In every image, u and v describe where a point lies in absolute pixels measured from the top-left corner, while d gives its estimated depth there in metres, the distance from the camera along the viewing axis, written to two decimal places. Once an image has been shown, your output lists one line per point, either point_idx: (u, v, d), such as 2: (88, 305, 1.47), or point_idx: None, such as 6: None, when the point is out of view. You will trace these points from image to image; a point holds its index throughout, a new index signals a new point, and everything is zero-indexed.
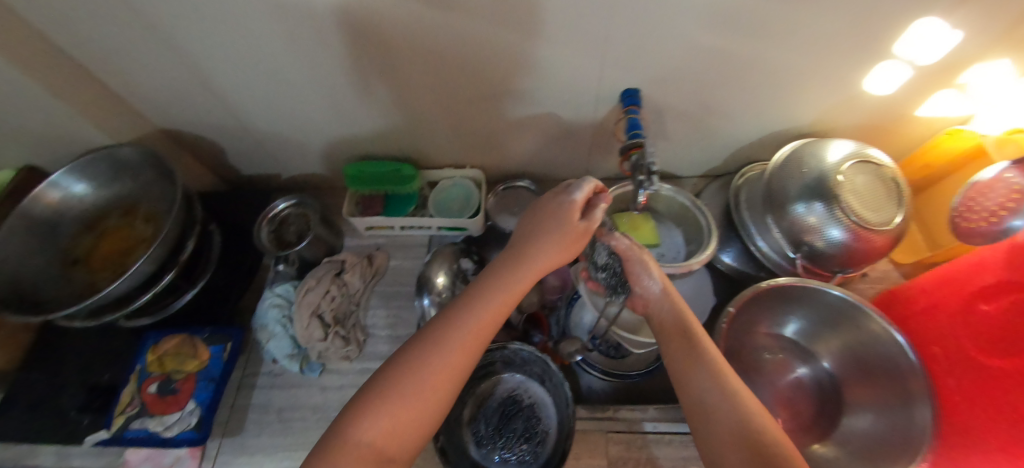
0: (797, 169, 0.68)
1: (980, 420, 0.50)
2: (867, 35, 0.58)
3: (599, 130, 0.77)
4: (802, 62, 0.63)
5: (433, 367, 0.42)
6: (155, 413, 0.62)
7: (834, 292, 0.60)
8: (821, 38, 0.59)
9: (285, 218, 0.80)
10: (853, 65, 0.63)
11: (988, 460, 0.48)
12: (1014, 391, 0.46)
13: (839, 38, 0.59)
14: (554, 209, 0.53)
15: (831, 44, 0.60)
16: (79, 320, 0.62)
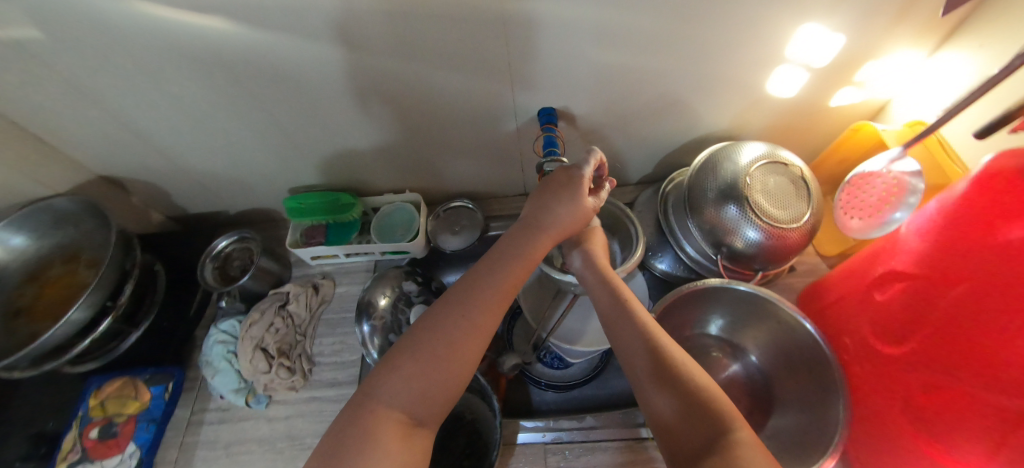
0: (712, 172, 0.71)
1: (895, 410, 0.50)
2: (756, 43, 0.61)
3: (526, 147, 0.79)
4: (704, 70, 0.65)
5: (452, 345, 0.45)
6: (96, 458, 0.63)
7: (740, 287, 0.62)
8: (716, 48, 0.62)
9: (229, 254, 0.82)
10: (751, 70, 0.66)
11: (898, 446, 0.50)
12: (911, 376, 0.48)
13: (731, 46, 0.62)
14: (548, 190, 0.57)
15: (724, 53, 0.63)
16: (18, 370, 0.63)
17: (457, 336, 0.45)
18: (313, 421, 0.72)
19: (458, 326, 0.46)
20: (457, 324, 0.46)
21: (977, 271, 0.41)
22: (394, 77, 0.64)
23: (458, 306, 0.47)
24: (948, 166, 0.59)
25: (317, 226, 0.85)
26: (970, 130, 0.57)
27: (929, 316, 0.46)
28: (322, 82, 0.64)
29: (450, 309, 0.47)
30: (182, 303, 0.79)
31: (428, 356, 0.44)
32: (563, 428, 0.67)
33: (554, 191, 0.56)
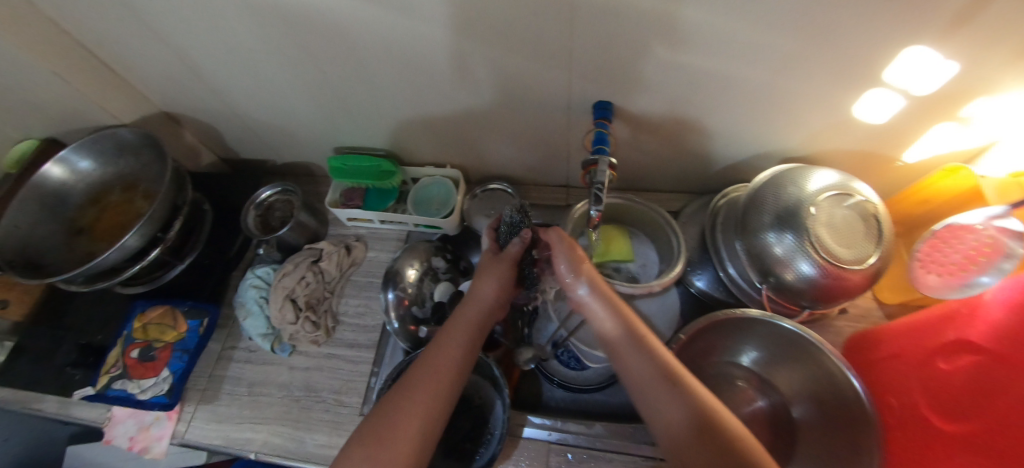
0: (774, 195, 0.65)
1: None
2: (851, 60, 0.55)
3: (574, 139, 0.76)
4: (784, 83, 0.60)
5: (402, 417, 0.48)
6: (134, 377, 0.68)
7: (784, 324, 0.58)
8: (801, 61, 0.56)
9: (271, 204, 0.84)
10: (838, 89, 0.59)
11: None
12: (959, 459, 0.43)
13: (820, 61, 0.56)
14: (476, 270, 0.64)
15: (811, 66, 0.57)
16: (75, 285, 0.68)
17: (406, 411, 0.49)
18: (330, 376, 0.75)
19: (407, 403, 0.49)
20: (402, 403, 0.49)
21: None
22: (448, 51, 0.61)
23: (404, 389, 0.51)
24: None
25: (356, 189, 0.86)
26: None
27: (994, 398, 0.41)
28: (377, 48, 0.62)
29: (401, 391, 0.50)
30: (222, 243, 0.82)
31: (385, 437, 0.47)
32: (568, 430, 0.67)
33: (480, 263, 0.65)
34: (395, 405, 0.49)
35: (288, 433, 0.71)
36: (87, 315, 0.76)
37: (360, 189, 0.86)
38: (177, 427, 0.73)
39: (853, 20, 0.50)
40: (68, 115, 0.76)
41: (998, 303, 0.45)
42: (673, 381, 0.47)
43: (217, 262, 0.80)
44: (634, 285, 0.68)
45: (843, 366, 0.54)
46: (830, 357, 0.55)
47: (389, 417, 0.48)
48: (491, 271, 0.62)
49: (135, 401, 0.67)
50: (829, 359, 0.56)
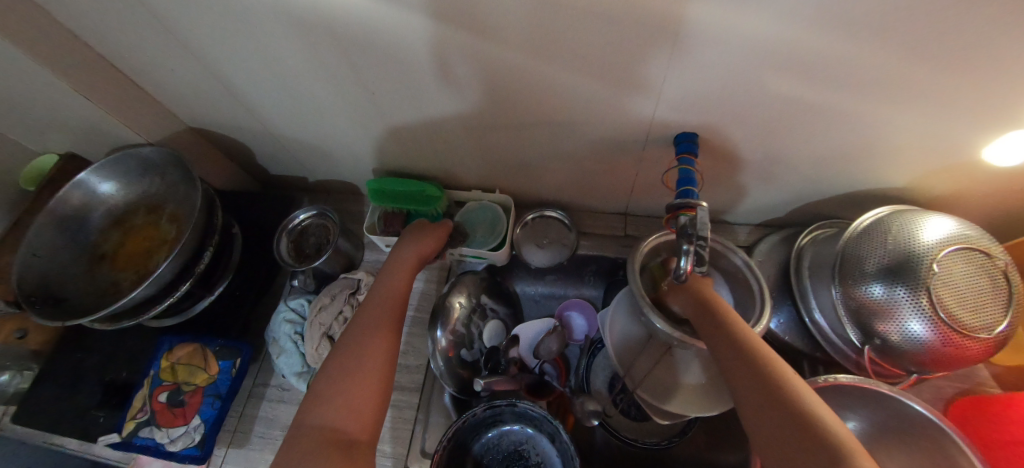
0: (881, 244, 0.58)
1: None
2: (992, 98, 0.47)
3: (643, 169, 0.69)
4: (908, 122, 0.52)
5: (357, 375, 0.51)
6: (162, 424, 0.63)
7: (916, 406, 0.51)
8: (931, 100, 0.48)
9: (305, 229, 0.78)
10: (965, 127, 0.52)
11: None
12: None
13: (955, 99, 0.48)
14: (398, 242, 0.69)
15: (941, 105, 0.49)
16: (98, 323, 0.62)
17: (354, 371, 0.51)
18: None
19: (356, 360, 0.52)
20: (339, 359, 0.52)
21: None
22: (515, 78, 0.54)
23: (351, 346, 0.54)
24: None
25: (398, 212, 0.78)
26: None
27: None
28: (435, 69, 0.55)
29: (344, 350, 0.53)
30: (254, 269, 0.76)
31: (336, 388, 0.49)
32: None
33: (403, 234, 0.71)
34: (350, 361, 0.52)
35: None
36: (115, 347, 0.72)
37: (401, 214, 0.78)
38: None
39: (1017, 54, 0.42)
40: (89, 132, 0.70)
41: None
42: (764, 378, 0.41)
43: (249, 291, 0.74)
44: None
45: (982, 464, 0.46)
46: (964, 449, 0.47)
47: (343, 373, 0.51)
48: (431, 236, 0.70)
49: (164, 452, 0.62)
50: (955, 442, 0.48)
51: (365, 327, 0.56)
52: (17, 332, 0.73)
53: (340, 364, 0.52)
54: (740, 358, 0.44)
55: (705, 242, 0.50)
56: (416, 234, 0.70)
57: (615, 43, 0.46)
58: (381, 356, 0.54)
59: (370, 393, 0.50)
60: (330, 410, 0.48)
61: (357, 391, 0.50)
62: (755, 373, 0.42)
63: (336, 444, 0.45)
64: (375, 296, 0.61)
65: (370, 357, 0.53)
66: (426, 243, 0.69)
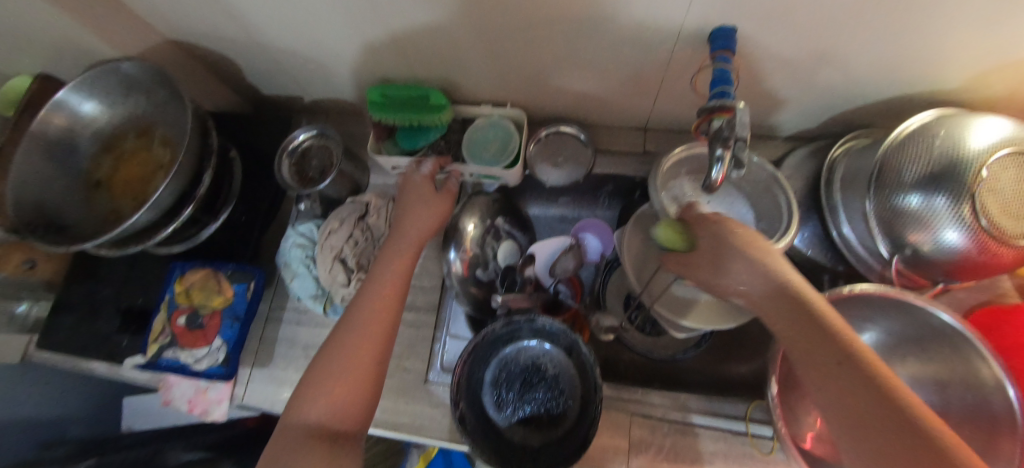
0: (924, 150, 0.54)
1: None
2: None
3: (671, 74, 0.62)
4: (989, 7, 0.45)
5: (347, 366, 0.50)
6: (185, 345, 0.63)
7: (943, 316, 0.49)
8: None
9: (306, 151, 0.73)
10: None
11: None
12: None
13: None
14: (403, 215, 0.65)
15: None
16: (105, 249, 0.60)
17: (346, 345, 0.52)
18: None
19: (349, 335, 0.52)
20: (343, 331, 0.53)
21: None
22: None
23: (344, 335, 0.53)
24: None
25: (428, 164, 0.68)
26: None
27: None
28: None
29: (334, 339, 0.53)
30: (258, 195, 0.73)
31: (329, 367, 0.50)
32: (652, 401, 0.63)
33: (405, 196, 0.67)
34: (329, 362, 0.51)
35: None
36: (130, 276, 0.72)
37: (432, 168, 0.68)
38: (236, 390, 0.70)
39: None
40: (56, 37, 0.63)
41: None
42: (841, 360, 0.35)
43: (256, 216, 0.73)
44: None
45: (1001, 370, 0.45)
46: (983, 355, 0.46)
47: (341, 352, 0.51)
48: (434, 210, 0.66)
49: (190, 371, 0.63)
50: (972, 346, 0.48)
51: (362, 315, 0.54)
52: (24, 262, 0.71)
53: (340, 340, 0.52)
54: (810, 336, 0.37)
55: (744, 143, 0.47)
56: (422, 209, 0.65)
57: None
58: (378, 325, 0.54)
59: (355, 396, 0.50)
60: (308, 411, 0.48)
61: (343, 388, 0.49)
62: (827, 353, 0.36)
63: (323, 441, 0.46)
64: (381, 272, 0.58)
65: (363, 330, 0.53)
66: (432, 217, 0.65)
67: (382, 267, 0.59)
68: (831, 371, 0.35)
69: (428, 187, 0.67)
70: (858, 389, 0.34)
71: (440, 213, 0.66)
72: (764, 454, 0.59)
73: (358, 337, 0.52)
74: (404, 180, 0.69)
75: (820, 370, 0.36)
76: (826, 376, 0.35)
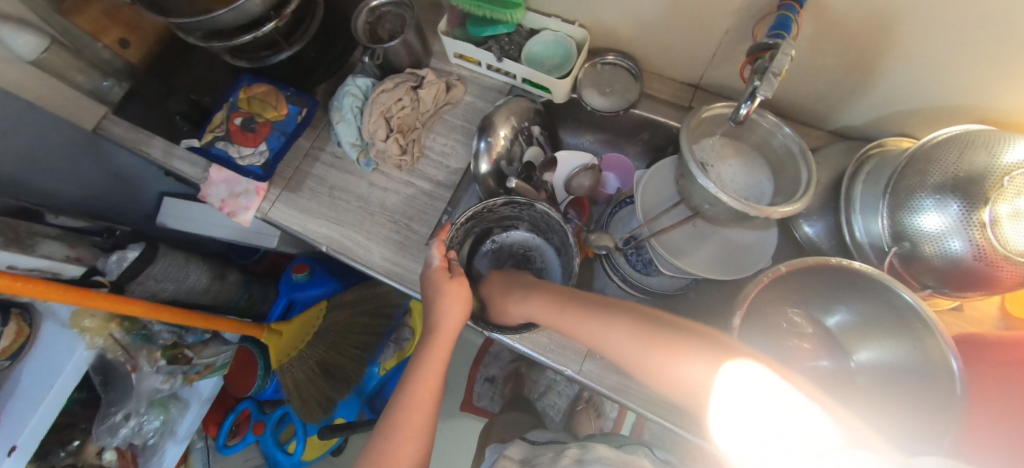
0: (957, 153, 0.54)
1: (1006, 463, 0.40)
2: None
3: (741, 28, 0.63)
4: None
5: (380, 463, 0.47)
6: (236, 143, 0.73)
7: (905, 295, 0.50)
8: None
9: (383, 14, 0.79)
10: None
11: None
12: None
13: None
14: (426, 304, 0.61)
15: None
16: (194, 37, 0.67)
17: (391, 425, 0.50)
18: (406, 202, 0.77)
19: (393, 427, 0.50)
20: (394, 406, 0.52)
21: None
22: None
23: None
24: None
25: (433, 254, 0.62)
26: None
27: None
28: None
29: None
30: (330, 43, 0.80)
31: (383, 448, 0.48)
32: None
33: (432, 291, 0.60)
34: None
35: (359, 240, 0.75)
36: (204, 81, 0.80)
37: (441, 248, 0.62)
38: (262, 205, 0.77)
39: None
40: None
41: None
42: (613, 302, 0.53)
43: (323, 58, 0.79)
44: (748, 205, 0.61)
45: (946, 344, 0.48)
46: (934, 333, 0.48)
47: (387, 426, 0.50)
48: (456, 296, 0.59)
49: (233, 165, 0.72)
50: (929, 332, 0.50)
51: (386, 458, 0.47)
52: (119, 40, 0.73)
53: (392, 423, 0.50)
54: (578, 298, 0.55)
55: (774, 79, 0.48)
56: (452, 296, 0.59)
57: None
58: (424, 403, 0.52)
59: None
60: None
61: None
62: (611, 310, 0.51)
63: None
64: (420, 372, 0.55)
65: (413, 407, 0.51)
66: (456, 300, 0.59)
67: (426, 349, 0.57)
68: (631, 320, 0.49)
69: (443, 278, 0.60)
70: (631, 314, 0.50)
71: (461, 301, 0.59)
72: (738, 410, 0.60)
73: (403, 439, 0.49)
74: (421, 277, 0.63)
75: (620, 323, 0.49)
76: (630, 324, 0.49)
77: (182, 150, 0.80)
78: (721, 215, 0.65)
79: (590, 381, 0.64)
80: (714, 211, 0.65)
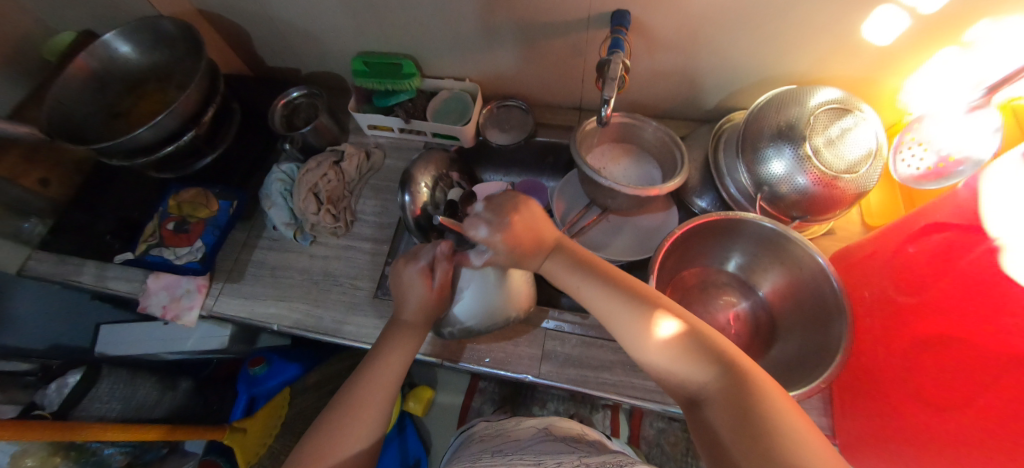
0: (776, 111, 0.68)
1: (902, 370, 0.48)
2: None
3: (593, 55, 0.77)
4: None
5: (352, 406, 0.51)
6: (170, 245, 0.77)
7: (766, 223, 0.60)
8: None
9: (297, 106, 0.88)
10: (852, 7, 0.60)
11: (884, 399, 0.50)
12: (956, 357, 0.42)
13: None
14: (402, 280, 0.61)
15: None
16: (116, 159, 0.72)
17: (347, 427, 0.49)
18: (348, 264, 0.81)
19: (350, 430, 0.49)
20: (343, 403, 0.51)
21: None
22: None
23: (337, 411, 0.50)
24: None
25: (426, 256, 0.61)
26: None
27: (960, 264, 0.44)
28: None
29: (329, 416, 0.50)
30: (251, 140, 0.88)
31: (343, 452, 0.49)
32: (565, 320, 0.72)
33: (409, 291, 0.60)
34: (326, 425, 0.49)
35: (309, 311, 0.77)
36: (134, 199, 0.84)
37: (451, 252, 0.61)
38: (205, 301, 0.78)
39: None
40: None
41: (915, 214, 0.52)
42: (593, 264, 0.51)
43: (246, 155, 0.86)
44: (639, 188, 0.71)
45: (810, 248, 0.58)
46: (798, 242, 0.59)
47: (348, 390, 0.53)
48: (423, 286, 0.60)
49: (171, 266, 0.75)
50: (796, 245, 0.60)
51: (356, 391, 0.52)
52: (40, 179, 0.79)
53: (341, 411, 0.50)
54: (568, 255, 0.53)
55: (612, 82, 0.62)
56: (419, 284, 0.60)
57: None
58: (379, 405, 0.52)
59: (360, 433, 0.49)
60: None
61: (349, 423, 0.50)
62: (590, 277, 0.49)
63: None
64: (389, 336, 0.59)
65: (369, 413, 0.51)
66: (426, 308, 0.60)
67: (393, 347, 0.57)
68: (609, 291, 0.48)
69: (423, 285, 0.60)
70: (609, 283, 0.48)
71: (430, 303, 0.60)
72: None
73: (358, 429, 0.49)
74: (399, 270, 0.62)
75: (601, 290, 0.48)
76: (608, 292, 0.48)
77: (115, 270, 0.80)
78: (624, 203, 0.75)
79: (551, 381, 0.68)
80: (617, 202, 0.75)
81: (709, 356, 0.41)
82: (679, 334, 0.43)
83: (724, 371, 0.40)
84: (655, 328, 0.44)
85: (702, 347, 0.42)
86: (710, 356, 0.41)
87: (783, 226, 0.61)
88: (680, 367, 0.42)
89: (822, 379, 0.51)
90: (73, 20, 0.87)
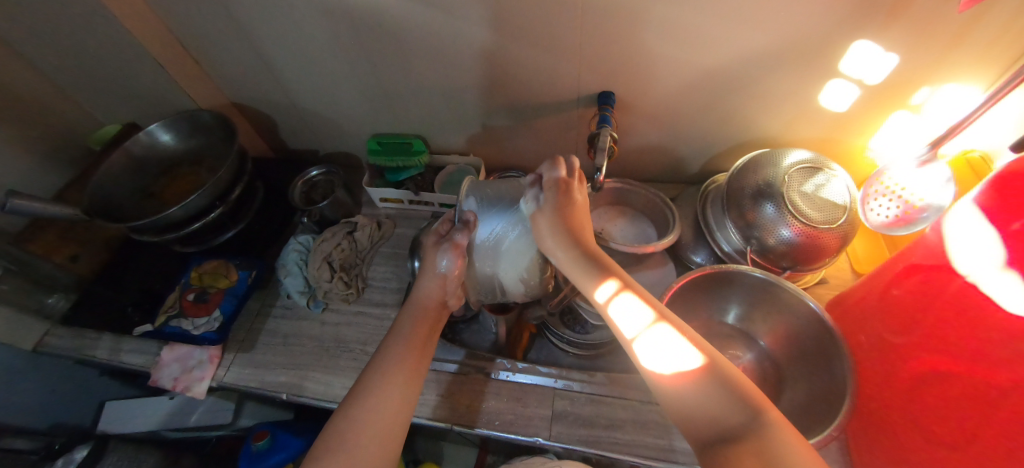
0: (755, 171, 0.74)
1: (915, 412, 0.49)
2: (815, 48, 0.64)
3: (584, 129, 0.86)
4: (766, 69, 0.69)
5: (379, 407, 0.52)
6: (189, 315, 0.81)
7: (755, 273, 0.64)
8: (770, 53, 0.66)
9: (315, 182, 0.96)
10: (807, 81, 0.69)
11: (909, 447, 0.50)
12: (963, 392, 0.44)
13: (792, 52, 0.65)
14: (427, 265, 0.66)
15: (780, 57, 0.66)
16: (148, 235, 0.77)
17: (362, 444, 0.49)
18: (357, 330, 0.83)
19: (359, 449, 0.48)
20: (362, 416, 0.51)
21: (1013, 258, 0.39)
22: (472, 54, 0.74)
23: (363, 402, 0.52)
24: (980, 171, 0.61)
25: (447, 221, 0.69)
26: (1000, 144, 0.61)
27: (944, 300, 0.47)
28: (416, 51, 0.75)
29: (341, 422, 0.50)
30: (271, 215, 0.95)
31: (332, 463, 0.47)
32: (573, 378, 0.73)
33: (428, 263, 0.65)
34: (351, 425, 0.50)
35: (317, 377, 0.77)
36: (157, 273, 0.89)
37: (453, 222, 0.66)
38: (216, 372, 0.79)
39: (820, 16, 0.59)
40: (159, 97, 0.92)
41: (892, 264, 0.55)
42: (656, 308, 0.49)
43: (266, 227, 0.93)
44: (636, 246, 0.75)
45: (799, 293, 0.62)
46: (789, 290, 0.62)
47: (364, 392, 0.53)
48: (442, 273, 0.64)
49: (189, 336, 0.79)
50: (788, 292, 0.64)
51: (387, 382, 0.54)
52: (70, 256, 0.84)
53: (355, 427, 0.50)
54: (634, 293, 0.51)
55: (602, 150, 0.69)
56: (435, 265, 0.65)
57: (544, 19, 0.66)
58: (391, 430, 0.51)
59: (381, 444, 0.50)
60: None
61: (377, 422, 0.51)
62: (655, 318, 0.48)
63: None
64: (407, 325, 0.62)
65: (378, 438, 0.50)
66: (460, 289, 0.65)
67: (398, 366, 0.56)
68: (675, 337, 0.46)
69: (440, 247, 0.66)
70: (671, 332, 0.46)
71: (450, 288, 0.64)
72: (666, 416, 0.68)
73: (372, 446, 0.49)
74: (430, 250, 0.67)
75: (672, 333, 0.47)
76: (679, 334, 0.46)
77: (131, 343, 0.82)
78: (623, 260, 0.79)
79: (561, 443, 0.67)
80: (616, 258, 0.79)
81: (723, 395, 0.41)
82: (698, 368, 0.43)
83: (730, 404, 0.41)
84: (669, 361, 0.44)
85: (716, 381, 0.42)
86: (723, 394, 0.41)
87: (773, 276, 0.65)
88: (689, 404, 0.42)
89: (834, 426, 0.51)
90: (121, 114, 0.99)
